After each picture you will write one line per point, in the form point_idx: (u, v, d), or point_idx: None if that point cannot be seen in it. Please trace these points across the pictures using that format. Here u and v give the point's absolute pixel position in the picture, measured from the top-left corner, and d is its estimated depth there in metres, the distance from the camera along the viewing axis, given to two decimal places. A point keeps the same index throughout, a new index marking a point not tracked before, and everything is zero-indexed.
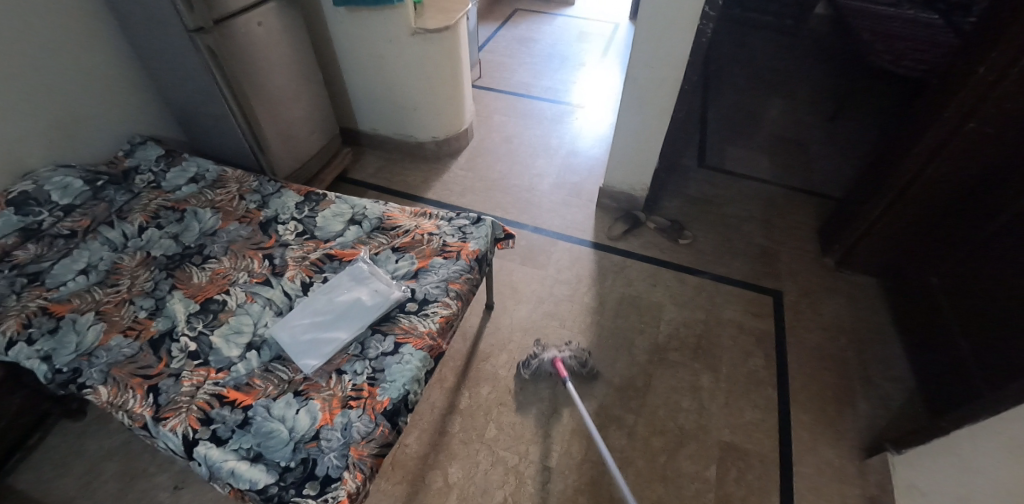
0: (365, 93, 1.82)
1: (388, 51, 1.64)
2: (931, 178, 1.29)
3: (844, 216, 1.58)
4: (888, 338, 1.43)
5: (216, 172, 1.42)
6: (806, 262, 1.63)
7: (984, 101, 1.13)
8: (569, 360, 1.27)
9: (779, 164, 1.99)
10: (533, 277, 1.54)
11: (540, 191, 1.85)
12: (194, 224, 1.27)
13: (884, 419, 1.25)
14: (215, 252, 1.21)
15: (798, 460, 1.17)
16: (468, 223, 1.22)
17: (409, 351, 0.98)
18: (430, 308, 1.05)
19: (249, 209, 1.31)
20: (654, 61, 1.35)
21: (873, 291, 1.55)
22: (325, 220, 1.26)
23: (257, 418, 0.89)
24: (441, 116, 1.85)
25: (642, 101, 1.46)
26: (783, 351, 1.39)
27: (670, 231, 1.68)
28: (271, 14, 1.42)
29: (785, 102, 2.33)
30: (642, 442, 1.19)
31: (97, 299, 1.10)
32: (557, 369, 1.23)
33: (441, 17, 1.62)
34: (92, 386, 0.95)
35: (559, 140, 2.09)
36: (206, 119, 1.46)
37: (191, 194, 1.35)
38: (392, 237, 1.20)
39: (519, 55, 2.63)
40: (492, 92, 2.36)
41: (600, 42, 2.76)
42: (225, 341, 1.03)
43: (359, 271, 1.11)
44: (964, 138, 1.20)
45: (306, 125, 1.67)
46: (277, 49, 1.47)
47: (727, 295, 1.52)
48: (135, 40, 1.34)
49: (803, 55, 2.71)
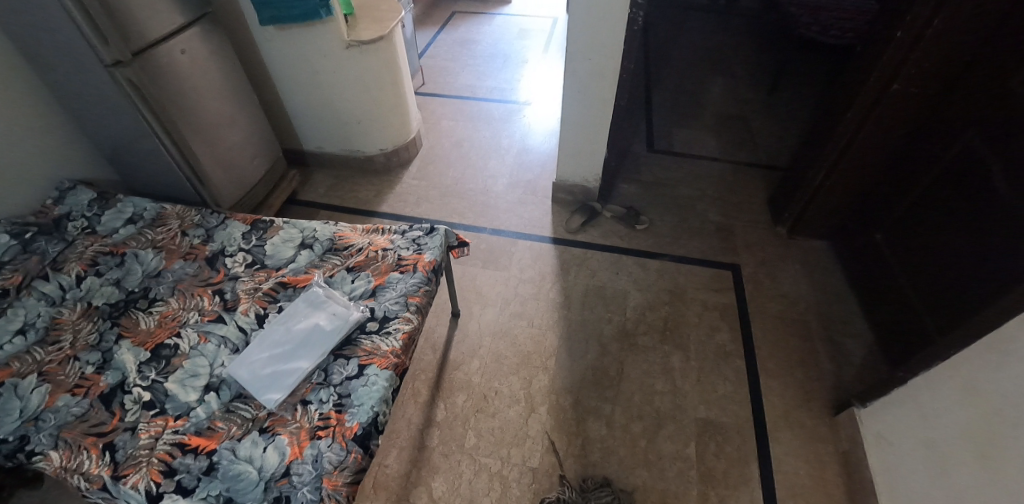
0: (307, 112, 1.77)
1: (325, 66, 1.60)
2: (865, 142, 1.35)
3: (791, 184, 1.63)
4: (843, 296, 1.49)
5: (155, 209, 1.35)
6: (760, 233, 1.68)
7: (905, 62, 1.18)
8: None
9: (724, 140, 2.05)
10: (497, 280, 1.54)
11: (494, 192, 1.84)
12: (137, 267, 1.21)
13: (847, 375, 1.30)
14: (162, 294, 1.15)
15: (773, 426, 1.21)
16: (421, 234, 1.20)
17: (374, 371, 0.96)
18: (391, 326, 1.03)
19: (194, 244, 1.26)
20: (591, 52, 1.36)
21: (825, 254, 1.61)
22: (274, 247, 1.22)
23: (222, 462, 0.86)
24: (389, 127, 1.83)
25: (585, 93, 1.47)
26: (747, 322, 1.43)
27: (627, 218, 1.70)
28: (195, 39, 1.36)
29: (725, 80, 2.40)
30: (621, 429, 1.20)
31: (38, 359, 1.03)
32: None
33: (374, 27, 1.60)
34: (42, 452, 0.89)
35: (510, 139, 2.09)
36: (139, 156, 1.39)
37: (131, 235, 1.28)
38: (346, 257, 1.17)
39: (461, 57, 2.61)
40: (439, 97, 2.34)
41: (541, 37, 2.77)
42: (181, 386, 0.98)
43: (315, 296, 1.08)
44: (891, 100, 1.25)
45: (247, 151, 1.61)
46: (205, 76, 1.41)
47: (688, 274, 1.55)
48: (49, 80, 1.26)
49: (737, 31, 2.80)
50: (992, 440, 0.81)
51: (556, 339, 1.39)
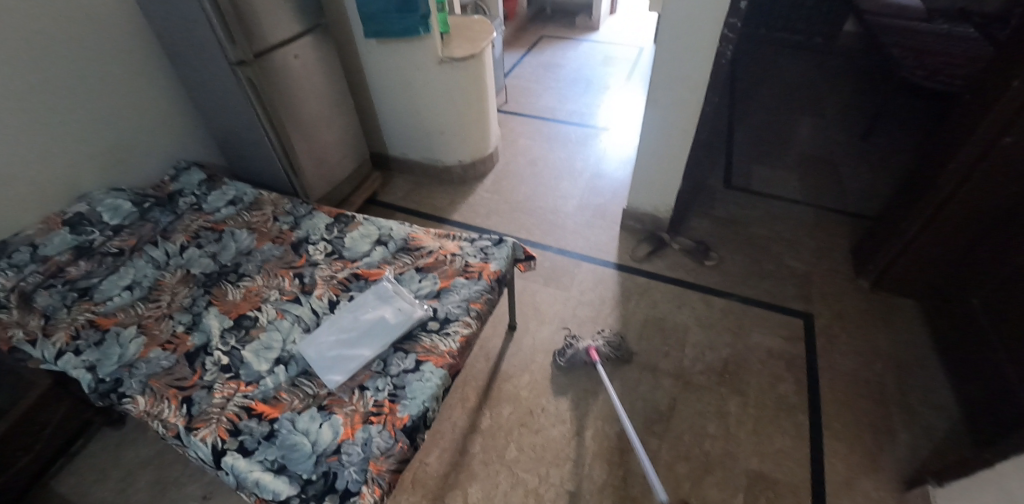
0: (394, 119, 1.89)
1: (415, 78, 1.71)
2: (968, 198, 1.24)
3: (879, 237, 1.52)
4: (932, 365, 1.35)
5: (253, 195, 1.49)
6: (840, 285, 1.58)
7: (1020, 115, 1.08)
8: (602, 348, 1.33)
9: (810, 184, 1.95)
10: (556, 298, 1.55)
11: (563, 213, 1.86)
12: (231, 244, 1.34)
13: (927, 450, 1.18)
14: (250, 271, 1.27)
15: (833, 492, 1.11)
16: (490, 244, 1.24)
17: (429, 368, 0.99)
18: (451, 328, 1.06)
19: (282, 230, 1.37)
20: (674, 83, 1.37)
21: (914, 316, 1.48)
22: (353, 240, 1.31)
23: (282, 431, 0.92)
24: (466, 140, 1.91)
25: (663, 122, 1.47)
26: (815, 377, 1.33)
27: (695, 253, 1.66)
28: (306, 47, 1.51)
29: (815, 122, 2.29)
30: (666, 468, 1.15)
31: (139, 314, 1.16)
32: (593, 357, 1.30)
33: (465, 46, 1.69)
34: (131, 396, 1.00)
35: (584, 162, 2.11)
36: (245, 145, 1.55)
37: (230, 215, 1.42)
38: (416, 258, 1.23)
39: (543, 79, 2.69)
40: (518, 116, 2.41)
41: (624, 66, 2.80)
42: (256, 356, 1.07)
43: (384, 290, 1.14)
44: (1000, 155, 1.15)
45: (337, 149, 1.75)
46: (311, 79, 1.56)
47: (756, 318, 1.48)
48: (184, 74, 1.45)
49: (834, 72, 2.67)
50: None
51: (610, 365, 1.36)
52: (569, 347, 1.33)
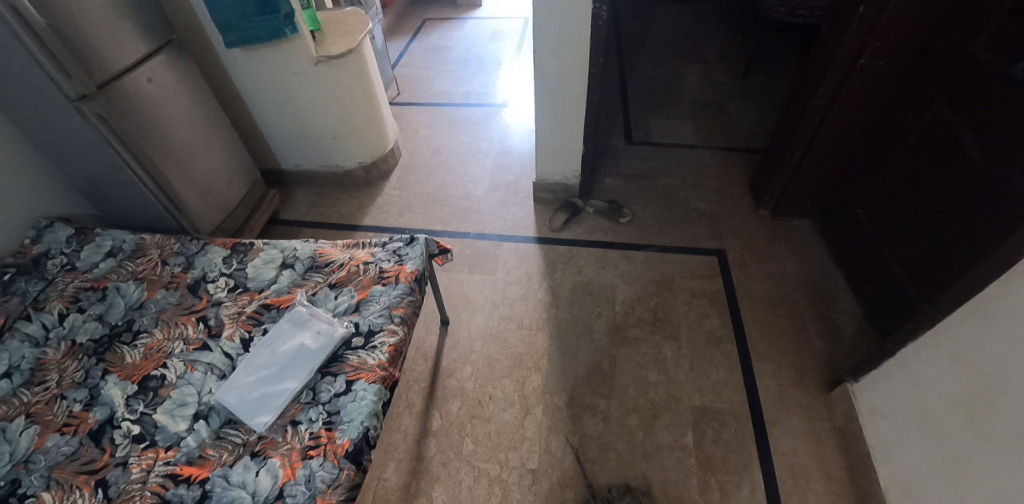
0: (284, 131, 1.76)
1: (297, 83, 1.60)
2: (838, 118, 1.35)
3: (770, 166, 1.64)
4: (830, 273, 1.50)
5: (134, 240, 1.34)
6: (744, 216, 1.69)
7: (869, 37, 1.18)
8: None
9: (702, 127, 2.06)
10: (484, 283, 1.54)
11: (477, 196, 1.84)
12: (119, 300, 1.20)
13: (838, 351, 1.31)
14: (146, 325, 1.14)
15: (768, 408, 1.22)
16: (402, 244, 1.20)
17: (362, 386, 0.94)
18: (377, 340, 1.01)
19: (175, 273, 1.25)
20: (558, 50, 1.37)
21: (808, 232, 1.62)
22: (255, 269, 1.22)
23: (216, 490, 0.85)
24: (365, 140, 1.83)
25: (558, 91, 1.47)
26: (735, 306, 1.43)
27: (609, 213, 1.71)
28: (161, 68, 1.36)
29: (698, 67, 2.42)
30: (619, 424, 1.20)
31: (25, 401, 1.01)
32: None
33: (342, 41, 1.60)
34: (34, 495, 0.87)
35: (489, 141, 2.10)
36: (114, 188, 1.38)
37: (111, 268, 1.27)
38: (328, 274, 1.17)
39: (436, 63, 2.61)
40: (416, 105, 2.34)
41: (515, 38, 2.78)
42: (170, 416, 0.97)
43: (299, 316, 1.06)
44: (861, 75, 1.24)
45: (223, 174, 1.60)
46: (174, 102, 1.41)
47: (675, 263, 1.56)
48: (18, 121, 1.25)
49: (708, 17, 2.82)
50: (986, 405, 0.81)
51: (548, 339, 1.38)
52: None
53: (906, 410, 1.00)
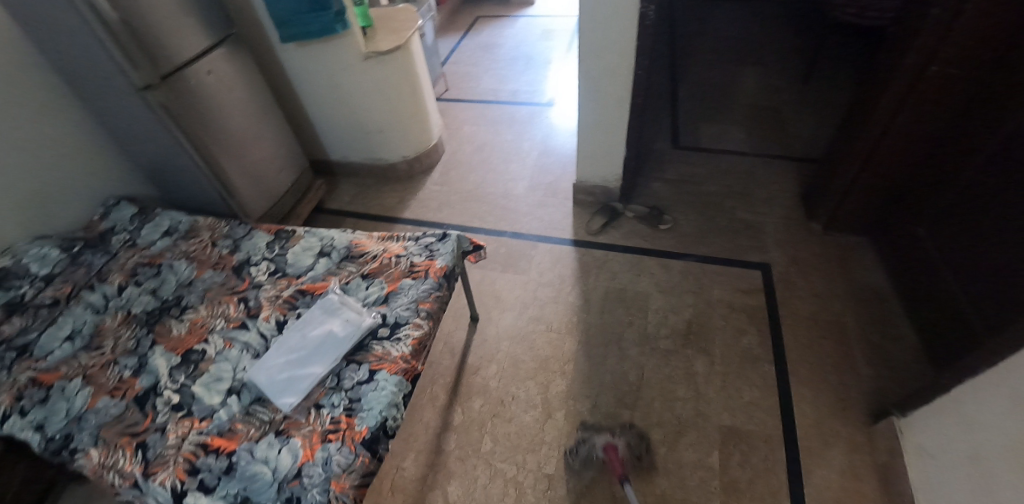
0: (331, 123, 1.83)
1: (344, 78, 1.65)
2: (902, 130, 1.24)
3: (824, 178, 1.54)
4: (887, 296, 1.38)
5: (189, 222, 1.43)
6: (793, 230, 1.59)
7: (943, 42, 1.08)
8: (622, 449, 1.10)
9: (756, 134, 1.96)
10: (516, 283, 1.53)
11: (515, 195, 1.84)
12: (171, 276, 1.29)
13: (889, 381, 1.21)
14: (193, 302, 1.21)
15: (803, 436, 1.14)
16: (434, 240, 1.21)
17: (384, 376, 0.96)
18: (402, 332, 1.03)
19: (223, 254, 1.32)
20: (602, 50, 1.34)
21: (866, 251, 1.51)
22: (295, 256, 1.27)
23: (240, 463, 0.89)
24: (408, 135, 1.86)
25: (600, 92, 1.45)
26: (776, 324, 1.35)
27: (649, 219, 1.66)
28: (220, 60, 1.44)
29: (755, 71, 2.30)
30: (642, 437, 1.16)
31: (83, 364, 1.10)
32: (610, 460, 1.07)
33: (392, 37, 1.64)
34: (83, 450, 0.95)
35: (531, 141, 2.09)
36: (174, 172, 1.48)
37: (166, 247, 1.36)
38: (361, 264, 1.20)
39: (484, 61, 2.63)
40: (462, 102, 2.36)
41: (564, 38, 2.75)
42: (207, 389, 1.03)
43: (330, 303, 1.10)
44: (931, 83, 1.14)
45: (273, 163, 1.68)
46: (231, 93, 1.49)
47: (715, 275, 1.49)
48: (95, 107, 1.36)
49: (771, 18, 2.67)
50: None
51: (576, 343, 1.36)
52: (584, 444, 1.13)
53: (960, 454, 0.90)
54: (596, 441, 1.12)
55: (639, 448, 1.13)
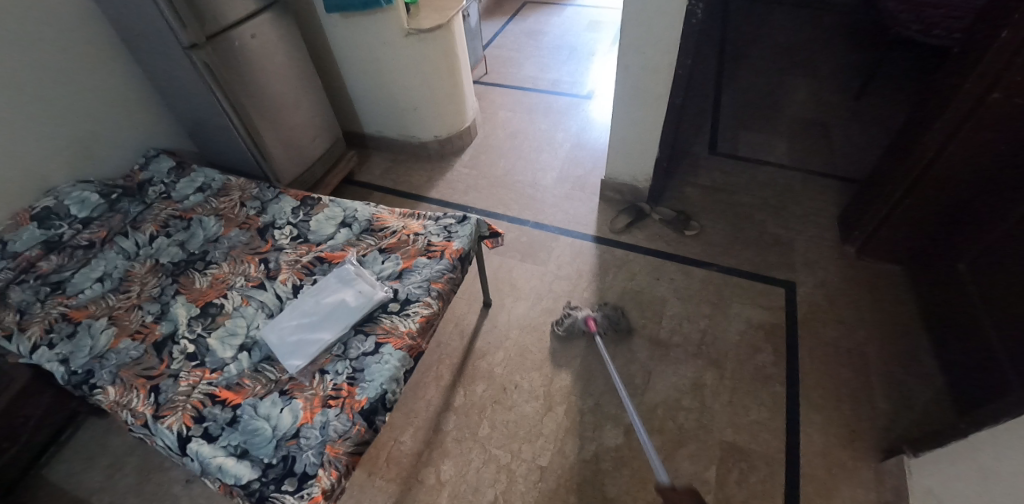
0: (367, 97, 1.85)
1: (382, 53, 1.66)
2: (954, 158, 1.17)
3: (867, 199, 1.46)
4: (917, 331, 1.32)
5: (221, 180, 1.48)
6: (827, 251, 1.53)
7: (1011, 68, 1.00)
8: (600, 319, 1.33)
9: (799, 147, 1.88)
10: (533, 273, 1.53)
11: (543, 186, 1.82)
12: (199, 231, 1.33)
13: (909, 418, 1.15)
14: (216, 258, 1.26)
15: (807, 462, 1.11)
16: (454, 222, 1.21)
17: (389, 351, 0.97)
18: (411, 309, 1.04)
19: (249, 215, 1.36)
20: (645, 46, 1.30)
21: (902, 281, 1.43)
22: (317, 223, 1.29)
23: (244, 417, 0.92)
24: (441, 115, 1.87)
25: (637, 88, 1.41)
26: (794, 345, 1.31)
27: (675, 223, 1.62)
28: (265, 26, 1.46)
29: (808, 82, 2.20)
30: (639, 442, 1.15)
31: (111, 305, 1.16)
32: (590, 327, 1.30)
33: (434, 16, 1.64)
34: (102, 386, 1.00)
35: (565, 132, 2.06)
36: (212, 131, 1.53)
37: (198, 202, 1.41)
38: (380, 238, 1.21)
39: (526, 48, 2.60)
40: (499, 87, 2.34)
41: (610, 31, 2.69)
42: (221, 343, 1.06)
43: (346, 273, 1.12)
44: (991, 111, 1.07)
45: (307, 131, 1.71)
46: (273, 58, 1.52)
47: (737, 288, 1.45)
48: (144, 61, 1.41)
49: (832, 28, 2.54)
50: None
51: (586, 340, 1.35)
52: (568, 316, 1.34)
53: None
54: (578, 314, 1.34)
55: (616, 319, 1.35)
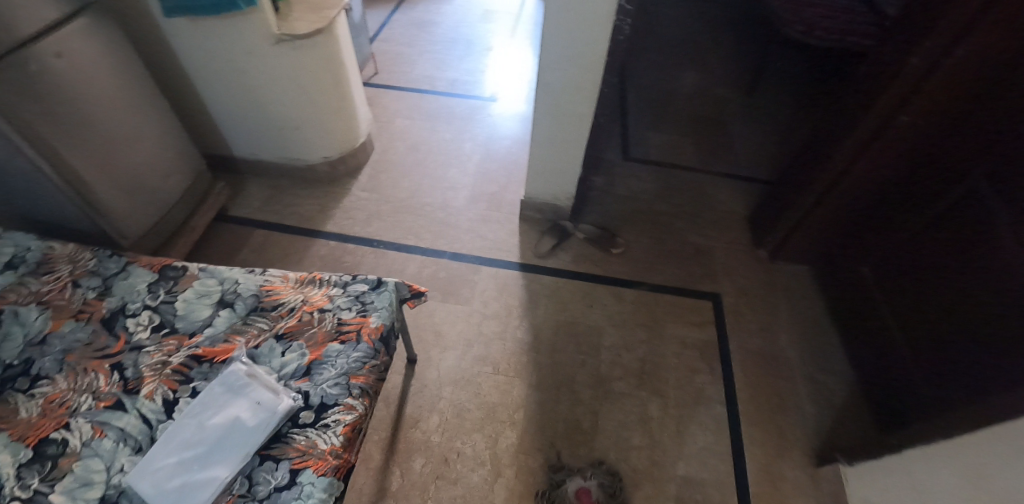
0: (239, 115, 1.54)
1: (251, 64, 1.37)
2: (863, 172, 1.24)
3: (774, 205, 1.53)
4: (825, 329, 1.42)
5: (40, 250, 1.09)
6: (741, 256, 1.59)
7: (916, 92, 1.05)
8: (595, 493, 1.09)
9: (701, 147, 1.95)
10: (458, 316, 1.41)
11: (455, 208, 1.69)
12: (15, 330, 0.96)
13: (830, 419, 1.25)
14: (46, 369, 0.92)
15: (755, 481, 1.14)
16: (366, 288, 1.04)
17: (309, 479, 0.79)
18: (329, 416, 0.86)
19: (87, 300, 1.02)
20: (567, 62, 1.18)
21: (806, 279, 1.54)
22: (186, 305, 1.02)
23: None
24: (332, 134, 1.62)
25: (557, 107, 1.29)
26: (726, 361, 1.34)
27: (600, 241, 1.59)
28: (76, 38, 1.08)
29: (700, 77, 2.27)
30: (603, 484, 1.11)
31: None
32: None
33: (310, 17, 1.36)
34: None
35: (472, 142, 1.93)
36: (16, 184, 1.12)
37: (8, 286, 1.02)
38: (274, 320, 0.99)
39: (419, 41, 2.38)
40: (393, 90, 2.12)
41: (507, 20, 2.55)
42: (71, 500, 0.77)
43: (235, 378, 0.90)
44: (899, 131, 1.12)
45: (157, 167, 1.36)
46: (94, 82, 1.14)
47: (667, 306, 1.45)
48: None
49: (715, 19, 2.64)
50: None
51: (525, 388, 1.27)
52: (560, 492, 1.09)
53: None
54: (567, 485, 1.10)
55: (612, 487, 1.11)
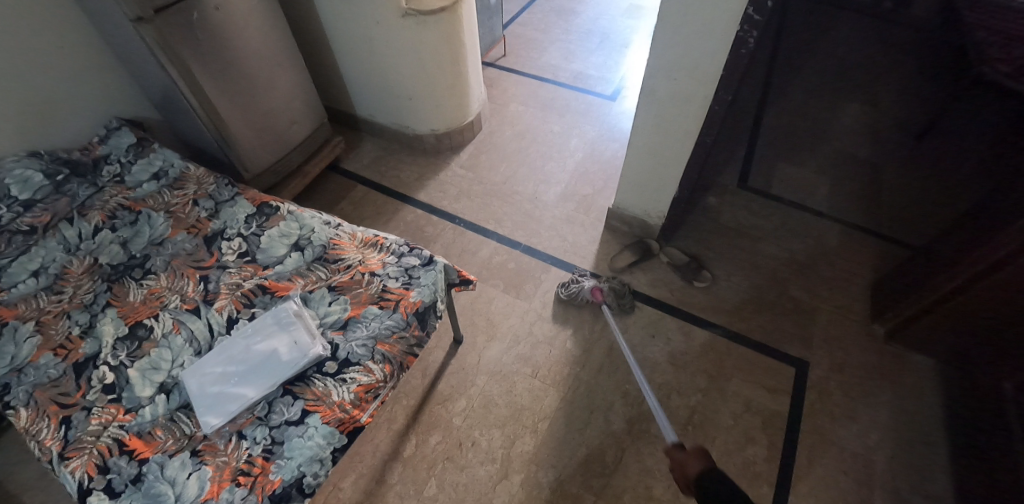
0: (363, 81, 1.68)
1: (377, 34, 1.47)
2: None
3: (908, 277, 1.26)
4: (937, 441, 1.14)
5: (180, 168, 1.30)
6: (850, 327, 1.34)
7: None
8: (606, 291, 1.36)
9: (840, 192, 1.69)
10: (514, 310, 1.39)
11: (543, 202, 1.67)
12: (146, 229, 1.17)
13: None
14: (156, 267, 1.10)
15: None
16: (418, 263, 1.06)
17: (315, 423, 0.84)
18: (349, 373, 0.91)
19: (200, 218, 1.19)
20: (677, 71, 1.07)
21: (929, 375, 1.24)
22: (269, 241, 1.14)
23: (150, 476, 0.80)
24: (441, 109, 1.69)
25: (662, 117, 1.19)
26: (792, 440, 1.15)
27: (685, 270, 1.45)
28: None
29: (864, 109, 1.94)
30: (615, 289, 1.37)
31: (40, 308, 1.02)
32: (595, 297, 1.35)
33: None
34: (14, 408, 0.88)
35: (579, 139, 1.88)
36: (177, 112, 1.35)
37: (151, 192, 1.24)
38: (332, 272, 1.07)
39: (554, 29, 2.38)
40: (515, 74, 2.16)
41: (651, 19, 2.42)
42: (141, 377, 0.93)
43: (284, 314, 0.98)
44: None
45: (285, 116, 1.54)
46: (242, 34, 1.31)
47: (740, 360, 1.28)
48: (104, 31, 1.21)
49: None
50: None
51: (558, 400, 1.22)
52: (575, 283, 1.39)
53: None
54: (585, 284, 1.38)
55: (622, 290, 1.37)
